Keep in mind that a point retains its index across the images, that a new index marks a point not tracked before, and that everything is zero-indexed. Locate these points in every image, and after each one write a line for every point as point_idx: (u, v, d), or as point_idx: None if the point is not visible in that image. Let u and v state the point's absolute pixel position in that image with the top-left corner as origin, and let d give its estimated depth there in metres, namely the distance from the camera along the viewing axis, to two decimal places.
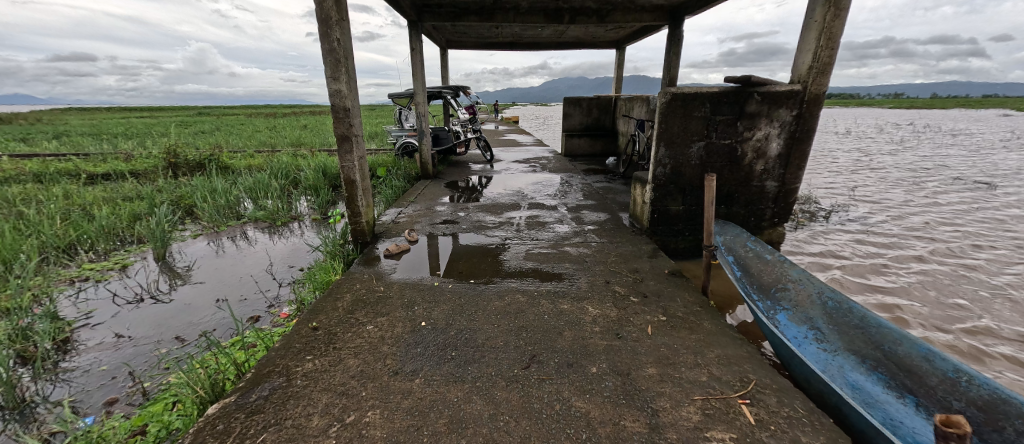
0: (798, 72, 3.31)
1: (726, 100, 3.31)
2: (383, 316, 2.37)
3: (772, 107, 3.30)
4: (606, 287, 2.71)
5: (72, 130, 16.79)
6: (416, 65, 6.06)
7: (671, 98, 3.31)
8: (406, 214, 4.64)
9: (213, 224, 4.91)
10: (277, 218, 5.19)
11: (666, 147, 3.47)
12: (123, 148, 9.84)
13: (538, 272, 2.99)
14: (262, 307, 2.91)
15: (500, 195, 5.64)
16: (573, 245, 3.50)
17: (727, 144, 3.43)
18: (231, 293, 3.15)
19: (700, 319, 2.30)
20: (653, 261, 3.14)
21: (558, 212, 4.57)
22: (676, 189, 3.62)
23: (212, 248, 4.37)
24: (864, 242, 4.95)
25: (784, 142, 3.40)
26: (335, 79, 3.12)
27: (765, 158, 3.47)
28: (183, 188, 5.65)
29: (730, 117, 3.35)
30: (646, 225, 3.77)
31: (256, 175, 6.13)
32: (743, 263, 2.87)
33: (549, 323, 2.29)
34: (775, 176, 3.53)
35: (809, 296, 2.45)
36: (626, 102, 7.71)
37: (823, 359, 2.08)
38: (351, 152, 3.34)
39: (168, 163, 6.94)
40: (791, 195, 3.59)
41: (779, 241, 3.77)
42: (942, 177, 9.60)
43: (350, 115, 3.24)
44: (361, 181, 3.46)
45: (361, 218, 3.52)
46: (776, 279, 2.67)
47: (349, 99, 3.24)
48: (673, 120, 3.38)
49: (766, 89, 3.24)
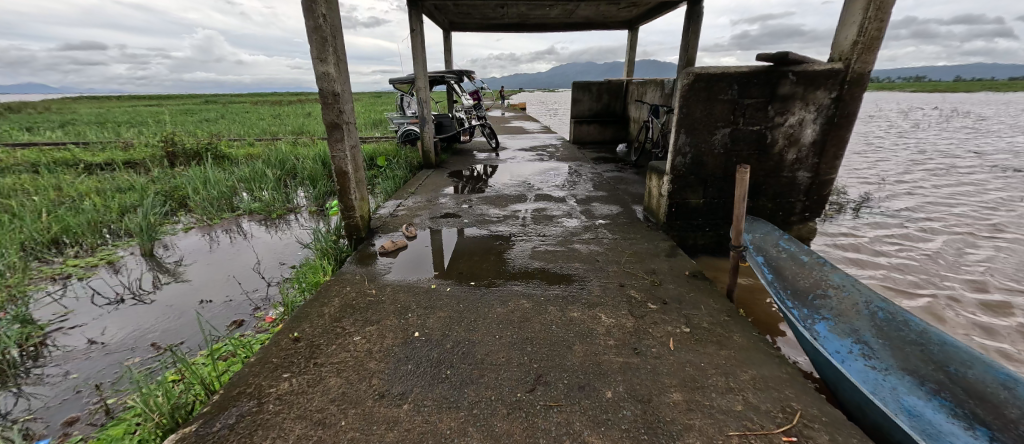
0: (839, 49, 2.96)
1: (757, 81, 2.98)
2: (372, 325, 2.13)
3: (809, 88, 2.96)
4: (620, 292, 2.44)
5: (77, 119, 16.65)
6: (417, 47, 5.71)
7: (695, 79, 2.99)
8: (406, 206, 4.38)
9: (207, 217, 4.70)
10: (272, 210, 4.96)
11: (687, 134, 3.15)
12: (126, 136, 9.71)
13: (545, 273, 2.72)
14: (247, 310, 2.69)
15: (506, 185, 5.34)
16: (584, 243, 3.22)
17: (756, 130, 3.10)
18: (216, 294, 2.93)
19: (729, 332, 2.02)
20: (671, 261, 2.85)
21: (567, 205, 4.27)
22: (696, 180, 3.30)
23: (206, 242, 4.18)
24: (899, 236, 4.57)
25: (820, 128, 3.07)
26: (322, 60, 2.83)
27: (797, 146, 3.14)
28: (177, 179, 5.45)
29: (760, 100, 3.02)
30: (662, 220, 3.47)
31: (252, 166, 5.89)
32: (773, 263, 2.52)
33: (557, 335, 2.04)
34: (809, 166, 3.19)
35: (853, 307, 2.15)
36: (639, 86, 7.31)
37: (872, 379, 1.78)
38: (342, 141, 3.06)
39: (166, 152, 6.76)
40: (825, 187, 3.25)
41: (809, 236, 3.45)
42: (976, 163, 9.03)
43: (340, 101, 2.96)
44: (354, 173, 3.20)
45: (355, 212, 3.27)
46: (814, 284, 2.34)
47: (338, 83, 2.95)
48: (695, 104, 3.06)
49: (802, 68, 2.91)
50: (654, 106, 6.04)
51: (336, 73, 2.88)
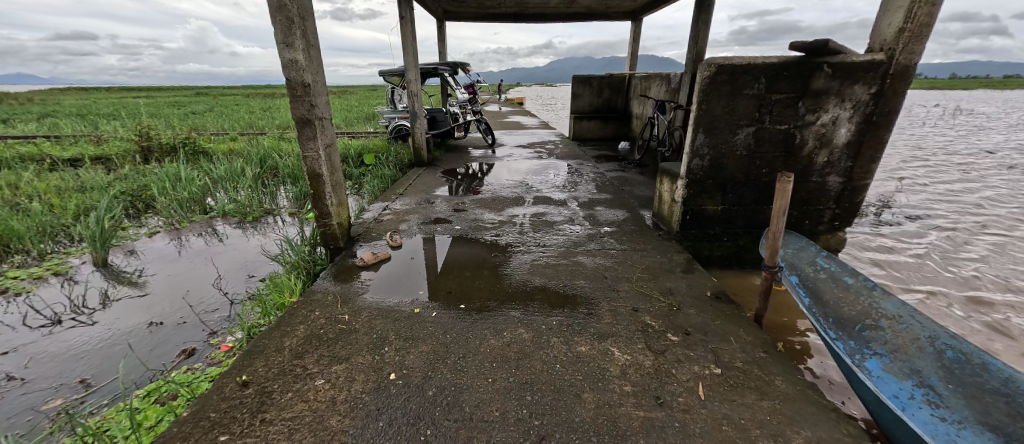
0: (880, 37, 2.61)
1: (786, 74, 2.62)
2: (340, 363, 1.77)
3: (845, 82, 2.61)
4: (633, 319, 2.09)
5: (59, 111, 16.05)
6: (406, 35, 5.30)
7: (717, 71, 2.63)
8: (393, 209, 4.01)
9: (174, 219, 4.29)
10: (248, 212, 4.55)
11: (706, 134, 2.80)
12: (101, 129, 9.18)
13: (547, 294, 2.36)
14: (200, 336, 2.31)
15: (502, 186, 4.98)
16: (588, 255, 2.87)
17: (783, 129, 2.75)
18: (170, 315, 2.55)
19: (770, 375, 1.69)
20: (689, 278, 2.51)
21: (568, 209, 3.91)
22: (714, 185, 2.95)
23: (171, 248, 3.78)
24: (925, 241, 4.25)
25: (856, 127, 2.72)
26: (288, 46, 2.44)
27: (829, 148, 2.79)
28: (146, 177, 5.02)
29: (790, 96, 2.67)
30: (675, 228, 3.12)
31: (229, 163, 5.47)
32: (810, 284, 2.17)
33: (563, 378, 1.69)
34: (841, 170, 2.85)
35: (912, 343, 1.80)
36: (643, 81, 6.95)
37: (944, 435, 1.43)
38: (315, 139, 2.67)
39: (140, 147, 6.34)
40: (858, 194, 2.91)
41: (837, 248, 3.11)
42: (987, 162, 8.75)
43: (312, 93, 2.57)
44: (330, 175, 2.82)
45: (331, 220, 2.89)
46: (862, 313, 2.00)
47: (309, 72, 2.55)
48: (715, 99, 2.71)
49: (838, 59, 2.56)
50: (660, 101, 5.68)
51: (305, 60, 2.49)
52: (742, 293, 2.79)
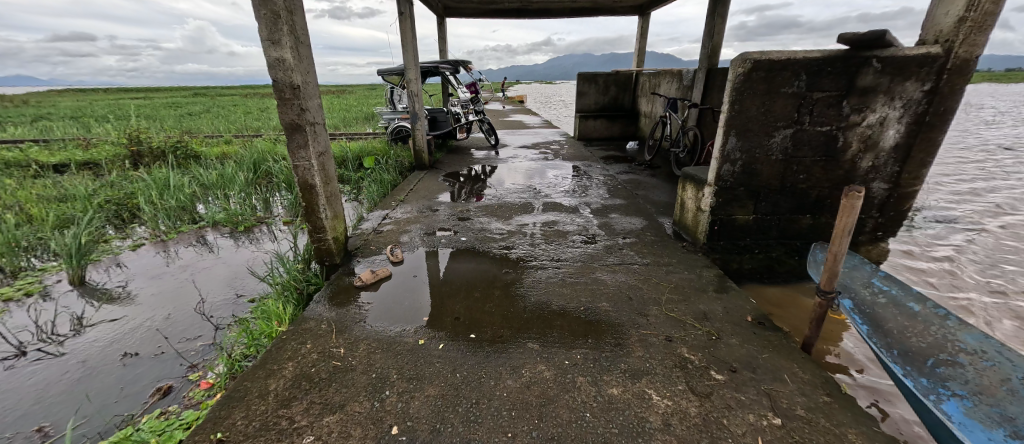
0: (935, 28, 2.34)
1: (830, 70, 2.36)
2: (333, 414, 1.52)
3: (896, 79, 2.35)
4: (669, 351, 1.84)
5: (53, 113, 15.75)
6: (406, 31, 5.01)
7: (753, 67, 2.37)
8: (393, 218, 3.76)
9: (161, 230, 4.03)
10: (240, 221, 4.29)
11: (739, 137, 2.54)
12: (92, 133, 8.90)
13: (567, 320, 2.10)
14: (178, 371, 2.05)
15: (508, 190, 4.72)
16: (609, 271, 2.60)
17: (825, 131, 2.49)
18: (148, 343, 2.30)
19: (840, 426, 1.43)
20: (725, 299, 2.26)
21: (581, 217, 3.65)
22: (746, 193, 2.70)
23: (157, 261, 3.53)
24: (964, 245, 3.96)
25: (905, 128, 2.46)
26: (274, 43, 2.15)
27: (875, 151, 2.53)
28: (132, 184, 4.76)
29: (833, 94, 2.41)
30: (702, 240, 2.86)
31: (221, 169, 5.20)
32: (867, 310, 1.91)
33: (596, 434, 1.42)
34: (887, 176, 2.59)
35: (1001, 383, 1.51)
36: (653, 78, 6.66)
37: None
38: (307, 147, 2.40)
39: (129, 152, 6.08)
40: (905, 201, 2.64)
41: (879, 259, 2.84)
42: (1008, 157, 8.43)
43: (302, 96, 2.30)
44: (325, 186, 2.55)
45: (326, 234, 2.63)
46: (933, 345, 1.73)
47: (299, 73, 2.28)
48: (750, 98, 2.45)
49: (889, 53, 2.30)
50: (672, 99, 5.40)
51: (295, 60, 2.21)
52: (784, 310, 2.49)
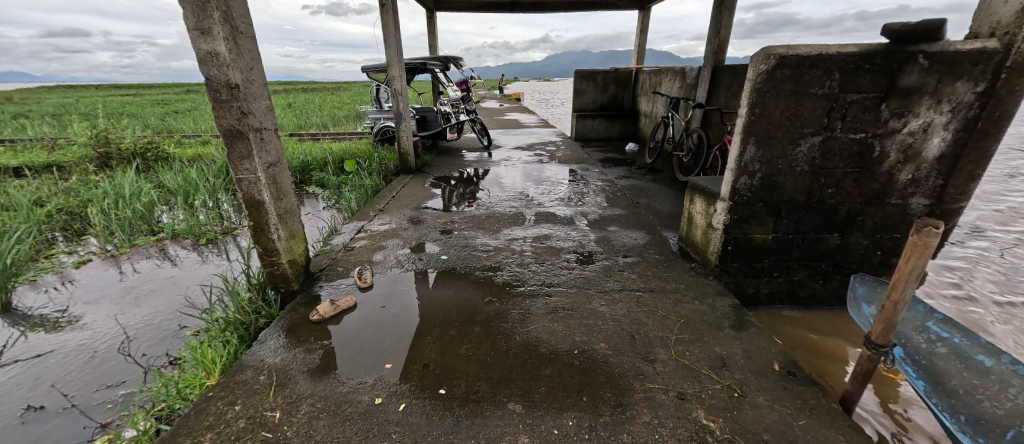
0: (993, 17, 1.98)
1: (868, 67, 2.01)
2: None
3: (945, 78, 2.00)
4: (683, 417, 1.49)
5: (36, 112, 15.26)
6: (387, 24, 4.61)
7: (777, 64, 2.02)
8: (368, 231, 3.39)
9: (113, 244, 3.64)
10: (202, 233, 3.89)
11: (758, 145, 2.20)
12: (65, 132, 8.44)
13: (558, 369, 1.74)
14: (83, 434, 1.68)
15: (499, 197, 4.35)
16: (608, 301, 2.25)
17: (859, 138, 2.15)
18: (58, 391, 1.92)
19: None
20: (746, 338, 1.91)
21: (577, 230, 3.29)
22: (766, 209, 2.35)
23: (102, 280, 3.14)
24: (996, 260, 3.62)
25: (953, 136, 2.10)
26: (204, 33, 1.77)
27: (915, 162, 2.18)
28: (88, 191, 4.35)
29: (870, 96, 2.06)
30: (714, 261, 2.51)
31: (189, 173, 4.80)
32: (923, 360, 1.57)
33: None
34: (928, 190, 2.24)
35: None
36: (654, 76, 6.28)
37: None
38: (251, 157, 2.01)
39: (95, 153, 5.67)
40: (948, 219, 2.30)
41: None
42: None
43: (243, 97, 1.91)
44: (276, 202, 2.17)
45: (280, 258, 2.25)
46: (1013, 413, 1.36)
47: (239, 69, 1.89)
48: (773, 101, 2.10)
49: (938, 47, 1.95)
50: (675, 99, 5.05)
51: (231, 53, 1.83)
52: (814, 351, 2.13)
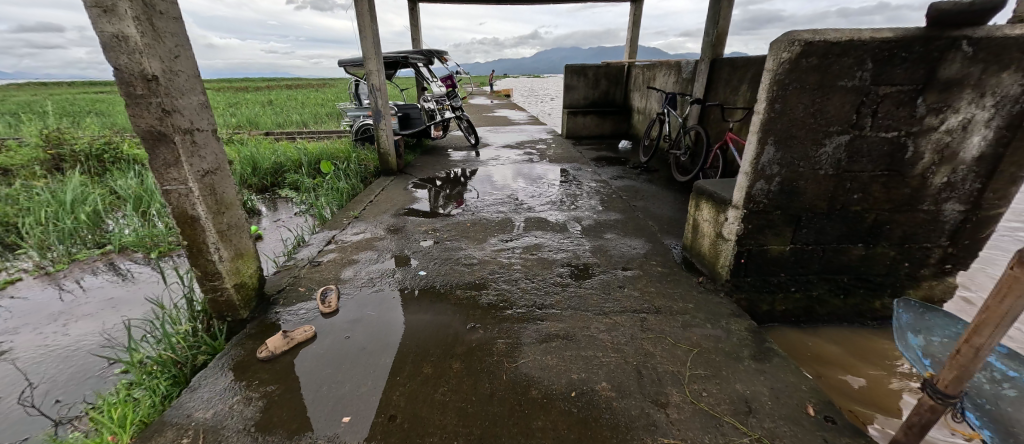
0: None
1: (904, 56, 1.74)
2: None
3: (990, 68, 1.74)
4: None
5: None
6: (362, 13, 4.24)
7: (801, 52, 1.74)
8: (340, 242, 3.05)
9: (50, 259, 3.23)
10: (155, 245, 3.49)
11: (778, 146, 1.93)
12: (21, 132, 7.83)
13: (552, 421, 1.44)
14: None
15: (485, 200, 4.04)
16: (609, 325, 1.96)
17: (891, 138, 1.89)
18: None
19: None
20: (771, 372, 1.64)
21: (570, 238, 3.00)
22: (783, 217, 2.08)
23: (29, 302, 2.74)
24: None
25: (996, 134, 1.85)
26: (108, 12, 1.42)
27: (952, 164, 1.93)
28: (28, 198, 3.91)
29: (905, 89, 1.80)
30: (725, 276, 2.24)
31: (145, 177, 4.36)
32: (986, 405, 1.31)
33: None
34: (964, 195, 2.00)
35: None
36: (648, 70, 6.01)
37: None
38: (180, 164, 1.67)
39: (45, 155, 5.19)
40: (983, 227, 2.05)
41: (944, 297, 2.25)
42: None
43: (166, 92, 1.57)
44: (216, 217, 1.83)
45: (224, 283, 1.91)
46: None
47: (158, 58, 1.55)
48: (796, 95, 1.83)
49: (983, 32, 1.68)
50: (671, 95, 4.77)
51: (146, 38, 1.49)
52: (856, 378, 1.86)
